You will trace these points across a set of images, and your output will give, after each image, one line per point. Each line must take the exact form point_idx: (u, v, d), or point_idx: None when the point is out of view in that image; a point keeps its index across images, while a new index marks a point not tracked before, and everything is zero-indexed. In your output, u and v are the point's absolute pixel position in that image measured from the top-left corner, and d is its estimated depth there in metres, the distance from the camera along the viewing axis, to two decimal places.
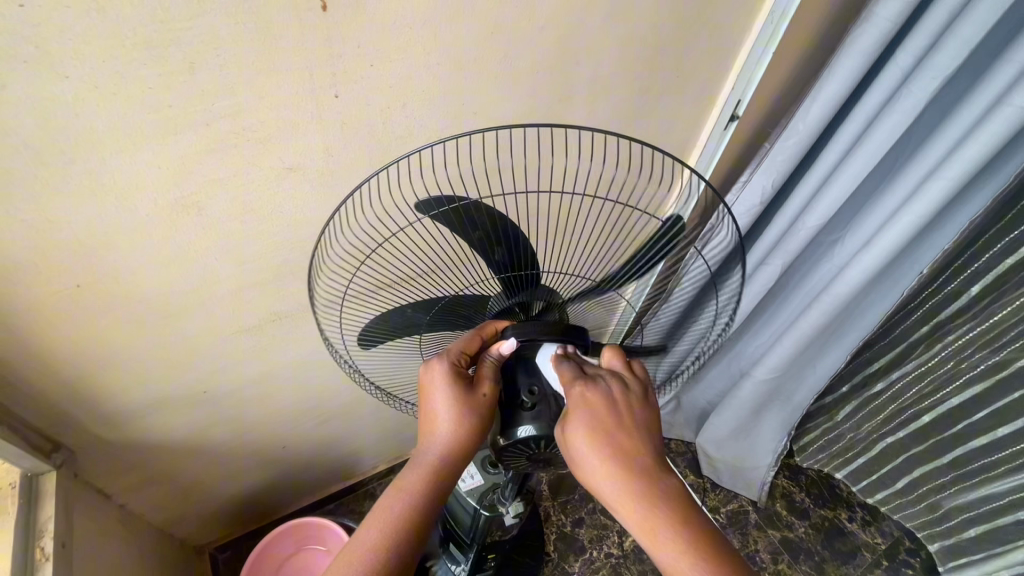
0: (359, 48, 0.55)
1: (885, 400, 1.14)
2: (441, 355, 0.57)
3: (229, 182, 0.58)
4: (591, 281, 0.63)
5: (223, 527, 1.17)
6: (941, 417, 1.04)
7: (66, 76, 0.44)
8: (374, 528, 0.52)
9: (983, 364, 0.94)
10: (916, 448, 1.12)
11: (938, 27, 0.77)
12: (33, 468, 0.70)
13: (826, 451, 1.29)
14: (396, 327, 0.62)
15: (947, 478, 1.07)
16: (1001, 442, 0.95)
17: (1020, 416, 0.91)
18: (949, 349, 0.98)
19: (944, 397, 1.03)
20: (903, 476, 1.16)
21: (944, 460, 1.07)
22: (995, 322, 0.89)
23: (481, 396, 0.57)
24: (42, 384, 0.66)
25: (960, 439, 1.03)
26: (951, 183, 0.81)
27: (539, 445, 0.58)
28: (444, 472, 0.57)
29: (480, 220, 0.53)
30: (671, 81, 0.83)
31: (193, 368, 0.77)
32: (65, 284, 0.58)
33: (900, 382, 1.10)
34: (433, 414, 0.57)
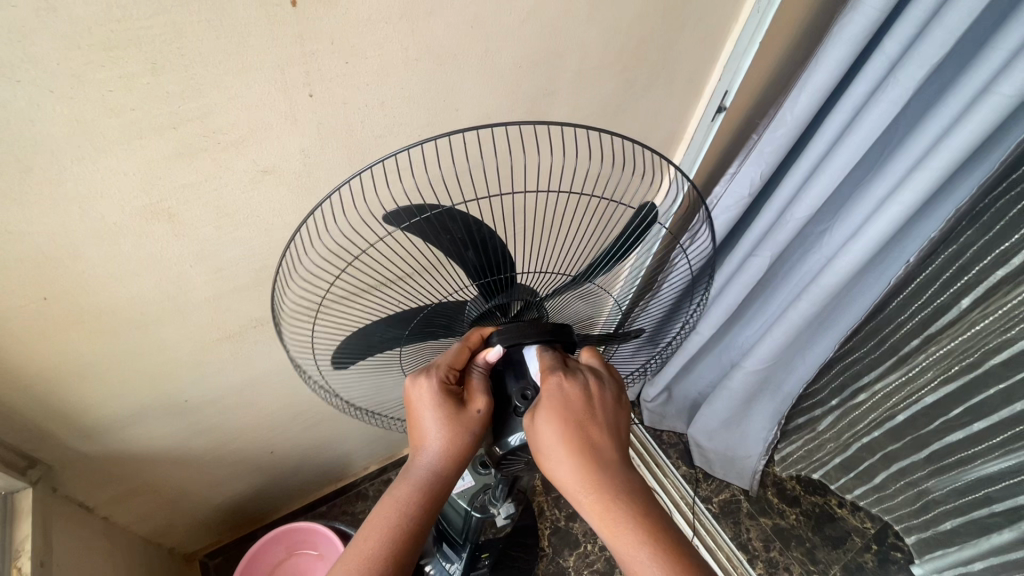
0: (333, 45, 0.52)
1: (866, 410, 1.14)
2: (429, 371, 0.56)
3: (202, 187, 0.56)
4: (567, 276, 0.62)
5: (213, 533, 1.16)
6: (917, 416, 1.04)
7: (18, 81, 0.42)
8: (372, 540, 0.50)
9: (957, 365, 0.94)
10: (892, 446, 1.12)
11: (925, 15, 0.76)
12: (7, 486, 0.67)
13: (804, 460, 1.29)
14: (377, 338, 0.60)
15: (926, 472, 1.07)
16: (977, 437, 0.95)
17: (996, 411, 0.90)
18: (933, 360, 0.98)
19: (919, 397, 1.03)
20: (882, 470, 1.15)
21: (921, 455, 1.06)
22: (977, 332, 0.88)
23: (476, 413, 0.56)
24: (13, 401, 0.63)
25: (938, 433, 1.02)
26: (938, 172, 0.81)
27: (531, 451, 0.60)
28: (438, 489, 0.55)
29: (454, 227, 0.51)
30: (657, 73, 0.82)
31: (172, 377, 0.74)
32: (30, 297, 0.55)
33: (881, 391, 1.09)
34: (424, 430, 0.55)
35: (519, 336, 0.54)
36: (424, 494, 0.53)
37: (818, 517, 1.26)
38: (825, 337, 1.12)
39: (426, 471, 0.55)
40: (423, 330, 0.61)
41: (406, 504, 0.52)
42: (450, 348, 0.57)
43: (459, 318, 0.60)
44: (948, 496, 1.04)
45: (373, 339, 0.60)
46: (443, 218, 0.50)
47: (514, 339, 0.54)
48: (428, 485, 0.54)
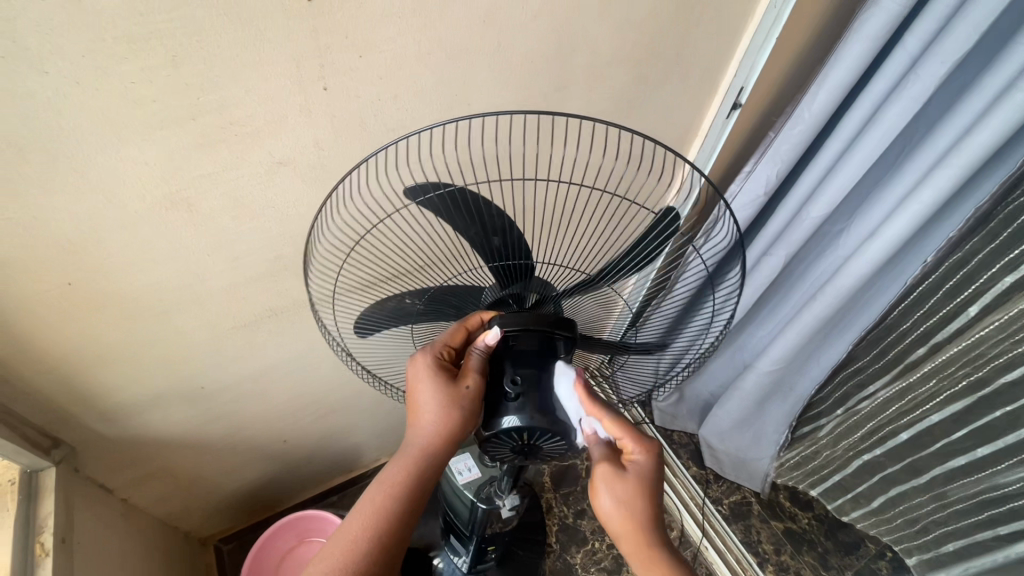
0: (346, 39, 0.53)
1: (863, 417, 1.13)
2: (426, 349, 0.59)
3: (219, 177, 0.57)
4: (583, 274, 0.61)
5: (227, 519, 1.18)
6: (919, 434, 1.03)
7: (48, 72, 0.43)
8: (360, 518, 0.54)
9: (966, 380, 0.92)
10: (892, 467, 1.10)
11: (949, 9, 0.74)
12: (32, 464, 0.70)
13: (801, 468, 1.28)
14: (394, 313, 0.62)
15: (926, 499, 1.05)
16: (980, 463, 0.93)
17: (1000, 435, 0.89)
18: (935, 367, 0.97)
19: (924, 414, 1.01)
20: (880, 494, 1.14)
21: (921, 480, 1.05)
22: (977, 339, 0.88)
23: (464, 389, 0.56)
24: (40, 382, 0.66)
25: (940, 457, 1.00)
26: (959, 170, 0.79)
27: (520, 436, 0.56)
28: (430, 467, 0.58)
29: (468, 204, 0.52)
30: (671, 69, 0.81)
31: (188, 363, 0.76)
32: (57, 282, 0.57)
33: (881, 395, 1.09)
34: (418, 406, 0.57)
35: (526, 323, 0.54)
36: (412, 472, 0.57)
37: (830, 525, 1.26)
38: (840, 339, 1.10)
39: (418, 447, 0.58)
40: (432, 311, 0.62)
41: (395, 483, 0.55)
42: (449, 327, 0.58)
43: (469, 300, 0.60)
44: (950, 516, 1.02)
45: (394, 312, 0.62)
46: (463, 196, 0.52)
47: (522, 326, 0.54)
48: (420, 463, 0.57)
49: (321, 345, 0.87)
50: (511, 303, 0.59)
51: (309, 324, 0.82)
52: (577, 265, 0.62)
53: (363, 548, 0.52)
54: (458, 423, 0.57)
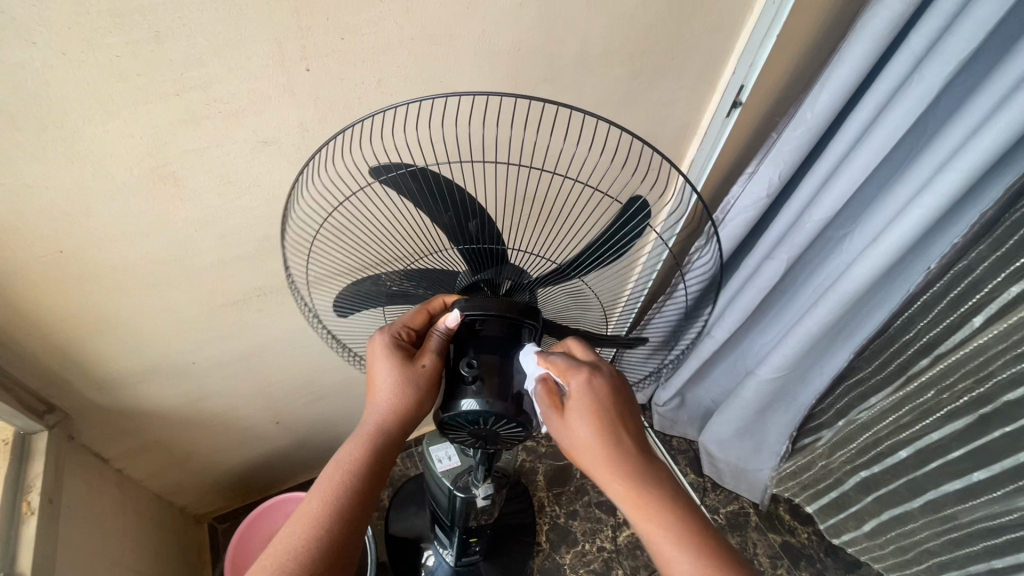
0: (329, 21, 0.55)
1: (859, 429, 1.11)
2: (383, 331, 0.59)
3: (206, 154, 0.59)
4: (552, 263, 0.61)
5: (221, 498, 1.21)
6: (918, 452, 1.00)
7: (36, 43, 0.46)
8: (318, 500, 0.54)
9: (966, 397, 0.89)
10: (889, 485, 1.07)
11: (953, 8, 0.72)
12: (25, 427, 0.73)
13: (797, 479, 1.25)
14: (367, 293, 0.63)
15: (919, 524, 1.03)
16: (977, 488, 0.91)
17: (998, 457, 0.86)
18: (929, 382, 0.95)
19: (925, 430, 0.98)
20: (873, 516, 1.12)
21: (917, 502, 1.02)
22: (979, 348, 0.85)
23: (421, 367, 0.57)
24: (38, 348, 0.69)
25: (937, 479, 0.97)
26: (963, 174, 0.76)
27: (482, 420, 0.56)
28: (388, 444, 0.58)
29: (432, 184, 0.52)
30: (666, 64, 0.81)
31: (180, 338, 0.79)
32: (53, 249, 0.60)
33: (878, 408, 1.06)
34: (374, 386, 0.58)
35: (491, 307, 0.54)
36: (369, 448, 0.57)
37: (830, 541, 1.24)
38: (842, 348, 1.08)
39: (374, 425, 0.58)
40: (404, 292, 0.63)
41: (353, 463, 0.56)
42: (410, 310, 0.59)
43: (439, 285, 0.61)
44: (945, 546, 1.00)
45: (368, 291, 0.63)
46: (425, 176, 0.52)
47: (487, 310, 0.54)
48: (376, 439, 0.58)
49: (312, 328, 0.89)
50: (483, 289, 0.59)
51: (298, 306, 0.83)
52: (549, 255, 0.62)
53: (323, 525, 0.52)
54: (414, 400, 0.58)
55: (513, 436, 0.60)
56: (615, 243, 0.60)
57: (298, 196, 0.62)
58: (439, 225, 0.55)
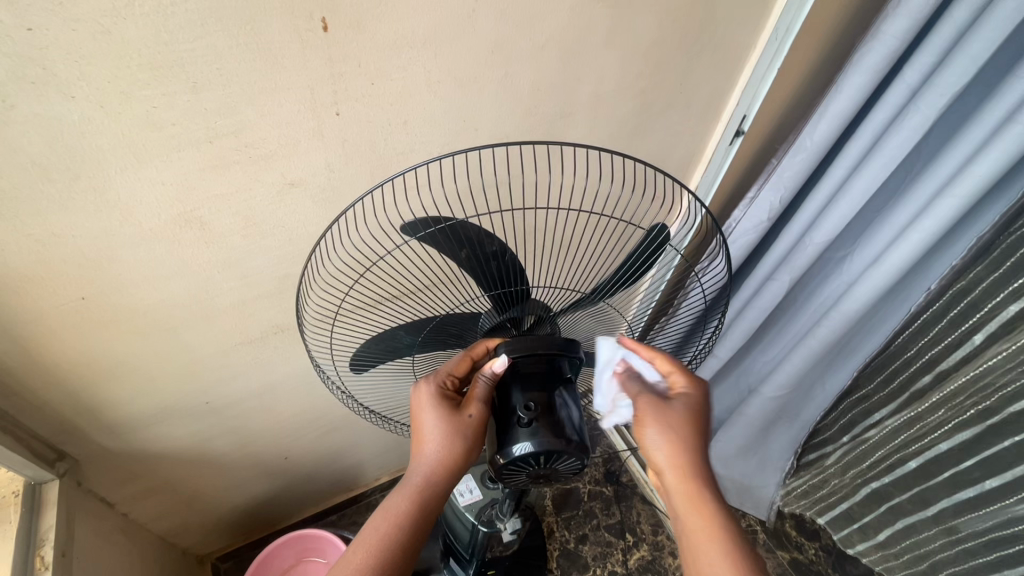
0: (359, 66, 0.55)
1: (874, 445, 1.11)
2: (429, 377, 0.59)
3: (234, 199, 0.59)
4: (579, 294, 0.62)
5: (224, 537, 1.18)
6: (929, 463, 1.01)
7: (75, 97, 0.45)
8: (363, 549, 0.53)
9: (972, 409, 0.91)
10: (899, 497, 1.08)
11: (945, 45, 0.76)
12: (36, 477, 0.70)
13: (809, 497, 1.26)
14: (388, 348, 0.62)
15: (932, 534, 1.03)
16: (990, 496, 0.91)
17: (1009, 466, 0.87)
18: (944, 399, 0.96)
19: (933, 442, 0.99)
20: (886, 527, 1.12)
21: (929, 512, 1.03)
22: (988, 369, 0.87)
23: (469, 418, 0.58)
24: (50, 395, 0.67)
25: (948, 489, 0.99)
26: (961, 199, 0.80)
27: (537, 461, 0.56)
28: (435, 494, 0.58)
29: (466, 237, 0.52)
30: (675, 98, 0.83)
31: (196, 379, 0.77)
32: (73, 296, 0.59)
33: (890, 426, 1.06)
34: (421, 432, 0.59)
35: (531, 348, 0.55)
36: (418, 501, 0.57)
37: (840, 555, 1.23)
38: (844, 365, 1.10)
39: (422, 478, 0.58)
40: (432, 341, 0.62)
41: (400, 512, 0.56)
42: (455, 358, 0.59)
43: (468, 329, 0.61)
44: (956, 557, 1.01)
45: (388, 347, 0.61)
46: (461, 229, 0.51)
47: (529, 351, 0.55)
48: (424, 493, 0.58)
49: None
50: (510, 327, 0.59)
51: None
52: (575, 286, 0.63)
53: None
54: (461, 451, 0.58)
55: (561, 474, 0.61)
56: (638, 268, 0.62)
57: (324, 239, 0.63)
58: (468, 270, 0.55)
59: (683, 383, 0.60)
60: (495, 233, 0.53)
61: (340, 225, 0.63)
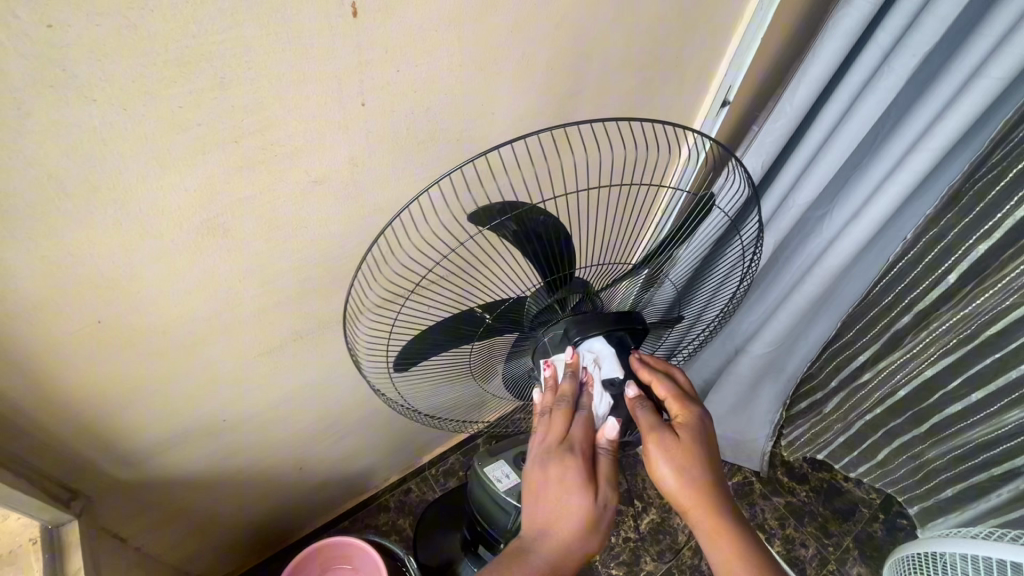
0: (386, 54, 0.53)
1: (872, 389, 1.18)
2: (568, 463, 0.55)
3: (257, 202, 0.56)
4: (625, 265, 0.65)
5: (236, 557, 1.13)
6: (919, 390, 1.09)
7: (96, 100, 0.41)
8: None
9: (955, 339, 0.98)
10: (894, 423, 1.17)
11: (914, 9, 0.81)
12: (53, 520, 0.65)
13: (812, 444, 1.35)
14: (443, 340, 0.61)
15: (926, 445, 1.14)
16: (976, 407, 1.01)
17: (994, 380, 0.97)
18: (933, 336, 1.02)
19: (920, 370, 1.07)
20: (885, 447, 1.22)
21: (923, 429, 1.13)
22: (975, 307, 0.93)
23: (602, 505, 0.56)
24: (60, 429, 0.62)
25: (939, 407, 1.08)
26: (933, 153, 0.86)
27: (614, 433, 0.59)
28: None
29: (533, 225, 0.54)
30: (672, 72, 0.85)
31: (215, 395, 0.73)
32: (86, 319, 0.54)
33: (887, 370, 1.13)
34: (558, 522, 0.54)
35: (601, 326, 0.59)
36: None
37: (828, 492, 1.33)
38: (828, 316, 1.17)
39: (559, 558, 0.54)
40: (489, 330, 0.62)
41: None
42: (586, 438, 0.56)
43: (521, 316, 0.62)
44: (951, 463, 1.12)
45: (439, 338, 0.61)
46: (527, 215, 0.53)
47: (604, 328, 0.59)
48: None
49: (346, 366, 0.85)
50: (557, 308, 0.61)
51: (335, 344, 0.80)
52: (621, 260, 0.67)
53: None
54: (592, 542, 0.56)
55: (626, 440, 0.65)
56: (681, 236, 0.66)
57: (380, 241, 0.64)
58: (529, 256, 0.56)
59: (642, 411, 0.57)
60: (559, 218, 0.55)
61: (393, 228, 0.63)
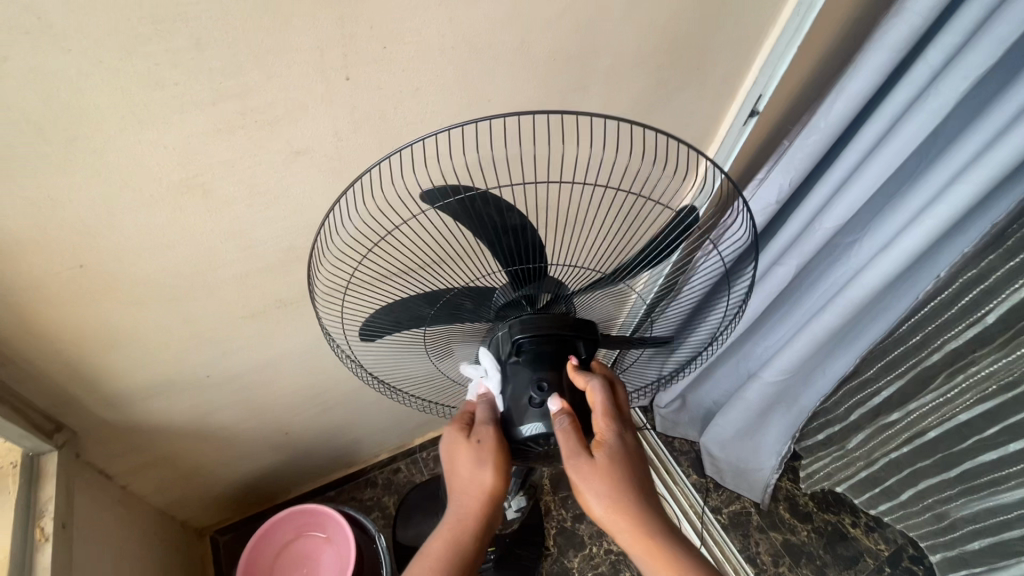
0: (371, 29, 0.52)
1: (899, 429, 1.08)
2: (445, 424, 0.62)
3: (239, 165, 0.57)
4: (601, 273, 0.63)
5: (223, 509, 1.18)
6: (947, 434, 0.99)
7: (71, 51, 0.43)
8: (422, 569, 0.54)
9: (995, 385, 0.88)
10: (919, 463, 1.06)
11: (972, 25, 0.72)
12: (35, 448, 0.70)
13: (831, 477, 1.23)
14: (404, 317, 0.62)
15: (956, 491, 1.01)
16: (1013, 458, 0.90)
17: None
18: (972, 381, 0.92)
19: (953, 414, 0.97)
20: (907, 487, 1.10)
21: (951, 474, 1.02)
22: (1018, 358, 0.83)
23: (479, 441, 0.57)
24: (45, 364, 0.65)
25: (971, 453, 0.97)
26: (976, 188, 0.78)
27: (547, 441, 0.56)
28: (472, 530, 0.56)
29: (486, 211, 0.52)
30: (691, 74, 0.81)
31: (198, 351, 0.76)
32: (69, 263, 0.57)
33: (920, 409, 1.03)
34: (452, 475, 0.58)
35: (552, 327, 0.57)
36: (457, 545, 0.55)
37: (830, 536, 1.23)
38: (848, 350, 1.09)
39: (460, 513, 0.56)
40: (446, 313, 0.62)
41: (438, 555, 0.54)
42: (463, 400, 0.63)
43: (484, 304, 0.61)
44: (979, 514, 0.99)
45: (401, 316, 0.62)
46: (480, 200, 0.51)
47: (558, 332, 0.58)
48: (461, 532, 0.56)
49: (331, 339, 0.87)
50: (524, 305, 0.60)
51: (318, 316, 0.81)
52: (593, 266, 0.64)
53: None
54: (491, 484, 0.56)
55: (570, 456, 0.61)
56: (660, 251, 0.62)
57: (336, 209, 0.62)
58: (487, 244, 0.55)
59: (563, 432, 0.53)
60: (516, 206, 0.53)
61: (355, 194, 0.62)
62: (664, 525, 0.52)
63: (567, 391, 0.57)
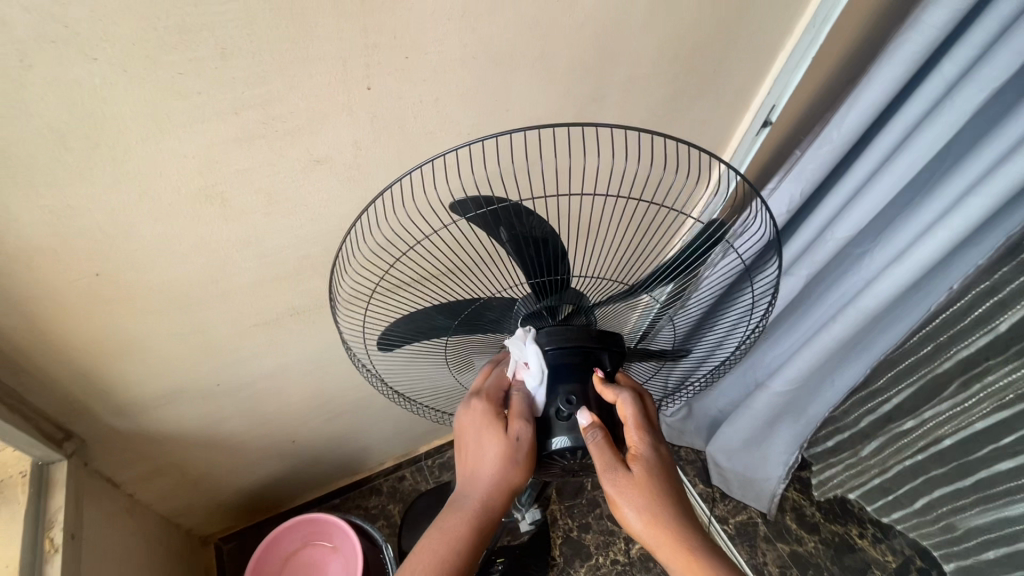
0: (395, 39, 0.52)
1: (915, 438, 1.09)
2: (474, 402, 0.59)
3: (258, 173, 0.56)
4: (623, 285, 0.63)
5: (228, 518, 1.17)
6: (965, 441, 1.01)
7: (96, 60, 0.43)
8: (438, 544, 0.53)
9: (1010, 394, 0.91)
10: (936, 471, 1.07)
11: (987, 38, 0.72)
12: (43, 457, 0.69)
13: (842, 487, 1.22)
14: (425, 328, 0.61)
15: (969, 501, 1.02)
16: None
17: None
18: (988, 390, 0.95)
19: (968, 422, 1.00)
20: (922, 495, 1.10)
21: (966, 482, 1.02)
22: None
23: (514, 438, 0.55)
24: (56, 372, 0.65)
25: (987, 461, 0.98)
26: (991, 199, 0.77)
27: (575, 454, 0.56)
28: (490, 517, 0.55)
29: (514, 221, 0.52)
30: (707, 85, 0.81)
31: (210, 360, 0.75)
32: (84, 271, 0.56)
33: (933, 420, 1.05)
34: (478, 457, 0.56)
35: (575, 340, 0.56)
36: (477, 531, 0.54)
37: (838, 549, 1.16)
38: (858, 360, 1.08)
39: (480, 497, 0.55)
40: (468, 324, 0.62)
41: (455, 534, 0.53)
42: (493, 381, 0.60)
43: (506, 314, 0.61)
44: (992, 524, 0.99)
45: (422, 327, 0.61)
46: (510, 210, 0.51)
47: (583, 345, 0.57)
48: (480, 516, 0.55)
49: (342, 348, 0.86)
50: (545, 317, 0.59)
51: (330, 325, 0.80)
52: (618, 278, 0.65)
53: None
54: (520, 479, 0.55)
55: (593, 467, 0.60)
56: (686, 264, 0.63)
57: (363, 220, 0.63)
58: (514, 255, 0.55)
59: (596, 445, 0.53)
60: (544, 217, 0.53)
61: (380, 207, 0.63)
62: (700, 537, 0.52)
63: (597, 403, 0.57)
